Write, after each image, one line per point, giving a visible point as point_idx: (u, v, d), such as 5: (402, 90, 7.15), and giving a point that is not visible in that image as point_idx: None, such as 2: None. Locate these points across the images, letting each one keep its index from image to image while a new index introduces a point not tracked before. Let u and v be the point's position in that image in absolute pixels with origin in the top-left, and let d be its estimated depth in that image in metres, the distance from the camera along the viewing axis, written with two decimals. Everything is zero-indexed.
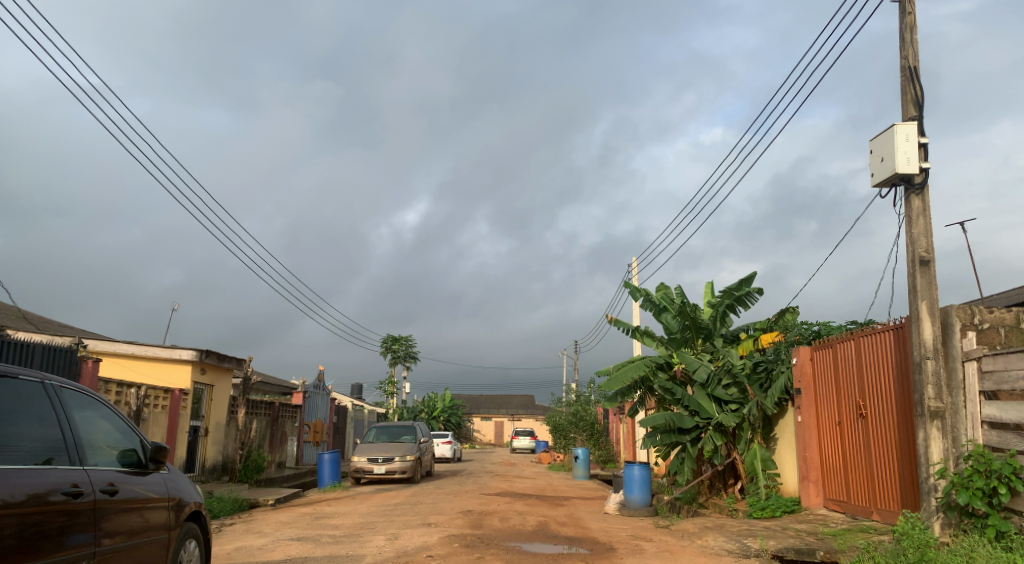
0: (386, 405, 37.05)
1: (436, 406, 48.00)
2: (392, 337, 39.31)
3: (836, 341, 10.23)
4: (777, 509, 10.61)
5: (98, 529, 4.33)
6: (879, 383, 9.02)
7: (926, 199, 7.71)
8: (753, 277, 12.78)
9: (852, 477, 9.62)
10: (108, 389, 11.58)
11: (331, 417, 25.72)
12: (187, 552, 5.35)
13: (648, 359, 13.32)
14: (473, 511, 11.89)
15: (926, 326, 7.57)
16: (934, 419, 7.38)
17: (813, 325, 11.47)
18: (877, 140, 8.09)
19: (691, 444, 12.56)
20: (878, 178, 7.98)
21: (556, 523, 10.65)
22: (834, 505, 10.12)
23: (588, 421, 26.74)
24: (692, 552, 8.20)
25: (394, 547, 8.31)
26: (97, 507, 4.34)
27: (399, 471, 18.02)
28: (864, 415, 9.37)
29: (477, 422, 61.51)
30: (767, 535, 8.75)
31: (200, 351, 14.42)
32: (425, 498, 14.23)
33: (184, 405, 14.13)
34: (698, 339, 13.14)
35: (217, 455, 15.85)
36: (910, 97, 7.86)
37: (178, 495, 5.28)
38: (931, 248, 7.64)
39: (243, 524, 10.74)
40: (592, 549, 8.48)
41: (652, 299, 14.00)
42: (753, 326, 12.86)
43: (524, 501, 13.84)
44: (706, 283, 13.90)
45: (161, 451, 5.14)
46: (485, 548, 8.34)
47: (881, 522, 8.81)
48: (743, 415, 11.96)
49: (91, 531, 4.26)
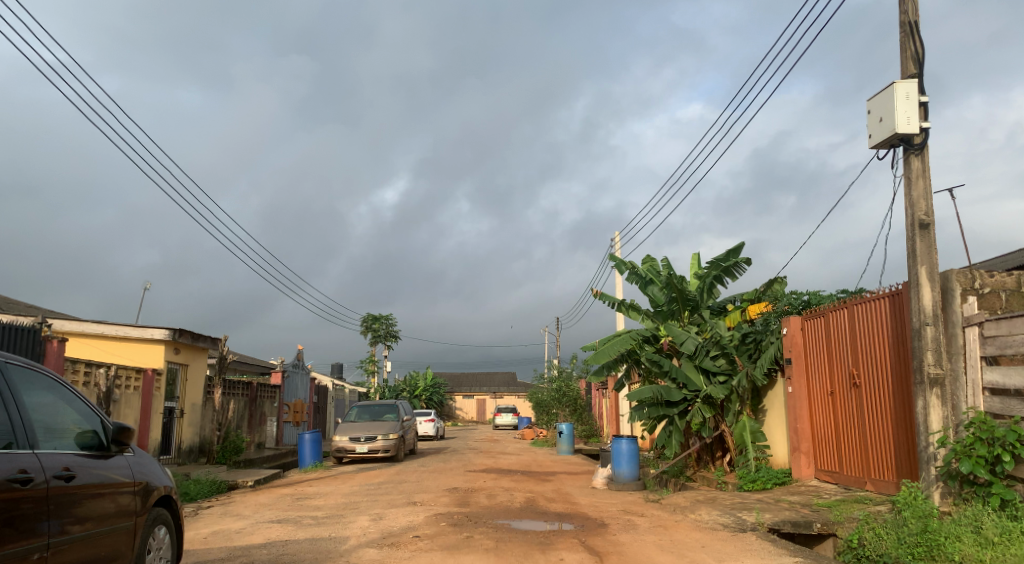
0: (368, 384, 36.70)
1: (418, 385, 47.82)
2: (373, 315, 38.77)
3: (828, 310, 10.02)
4: (769, 480, 10.50)
5: (64, 517, 3.99)
6: (873, 352, 8.85)
7: (926, 159, 7.46)
8: (741, 248, 12.53)
9: (844, 448, 9.50)
10: (75, 369, 11.11)
11: (311, 397, 25.36)
12: (157, 539, 4.94)
13: (635, 333, 13.05)
14: (460, 488, 11.62)
15: (926, 291, 7.32)
16: (934, 387, 7.17)
17: (804, 294, 11.25)
18: (875, 100, 7.81)
19: (679, 417, 12.36)
20: (877, 139, 7.71)
21: (544, 499, 10.42)
22: (825, 476, 10.00)
23: (571, 397, 26.56)
24: (686, 526, 8.00)
25: (379, 528, 7.99)
26: (61, 494, 3.98)
27: (383, 449, 17.73)
28: (858, 384, 9.21)
29: (459, 400, 61.41)
30: (762, 508, 8.57)
31: (173, 330, 13.90)
32: (409, 476, 13.96)
33: (158, 386, 13.66)
34: (685, 311, 12.93)
35: (194, 436, 15.44)
36: (911, 54, 7.56)
37: (146, 478, 4.88)
38: (931, 210, 7.39)
39: (220, 507, 10.38)
40: (583, 525, 8.25)
41: (638, 272, 13.71)
42: (741, 297, 12.66)
43: (510, 477, 13.62)
44: (692, 254, 13.65)
45: (127, 432, 4.70)
46: (474, 526, 8.07)
47: (875, 493, 8.69)
48: (732, 387, 11.79)
49: (58, 519, 3.93)
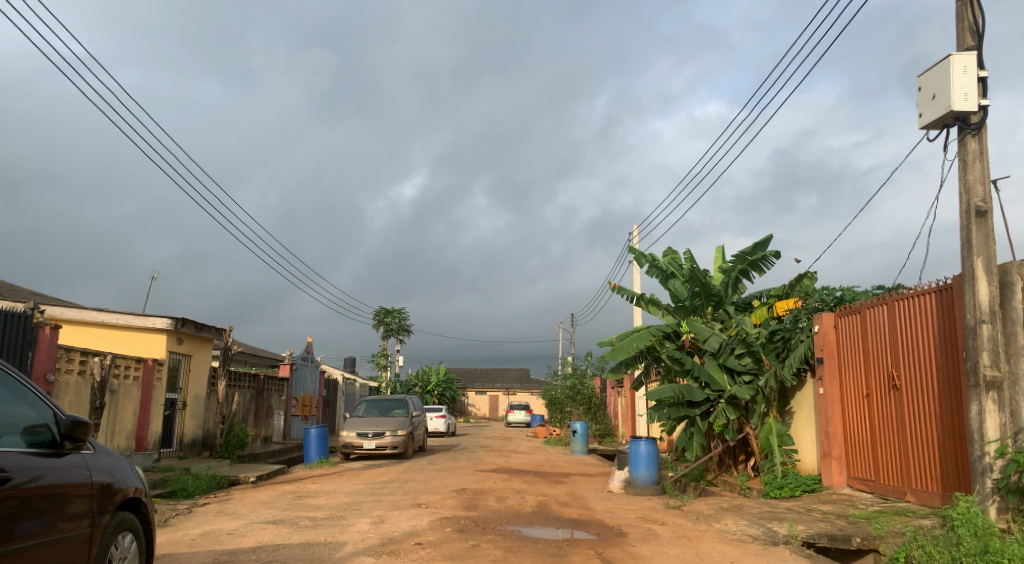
0: (380, 379, 36.27)
1: (430, 380, 47.52)
2: (384, 309, 38.24)
3: (865, 306, 9.34)
4: (797, 487, 9.87)
5: (55, 514, 3.77)
6: (915, 352, 8.17)
7: (984, 140, 6.74)
8: (769, 240, 11.83)
9: (881, 454, 8.84)
10: (70, 358, 10.69)
11: (321, 391, 24.95)
12: (121, 548, 4.39)
13: (655, 329, 12.40)
14: (468, 490, 11.04)
15: (983, 286, 6.62)
16: (991, 390, 6.50)
17: (837, 291, 10.49)
18: (926, 76, 7.11)
19: (701, 418, 11.76)
20: (928, 119, 7.03)
21: (557, 504, 9.80)
22: (859, 484, 9.34)
23: (586, 395, 25.87)
24: (711, 538, 7.38)
25: (380, 533, 7.43)
26: (34, 494, 3.63)
27: (390, 446, 17.20)
28: (897, 387, 8.53)
29: (472, 397, 61.01)
30: (794, 518, 7.92)
31: (175, 319, 13.43)
32: (417, 475, 13.39)
33: (159, 377, 13.21)
34: (708, 307, 12.26)
35: (197, 429, 15.02)
36: (968, 25, 6.85)
37: (108, 477, 4.29)
38: (988, 196, 6.68)
39: (216, 505, 9.88)
40: (600, 534, 7.64)
41: (659, 264, 13.06)
42: (768, 293, 11.99)
43: (521, 478, 13.05)
44: (717, 247, 12.95)
45: (83, 427, 4.05)
46: (481, 534, 7.48)
47: (916, 504, 8.05)
48: (758, 387, 11.12)
49: (46, 517, 3.70)
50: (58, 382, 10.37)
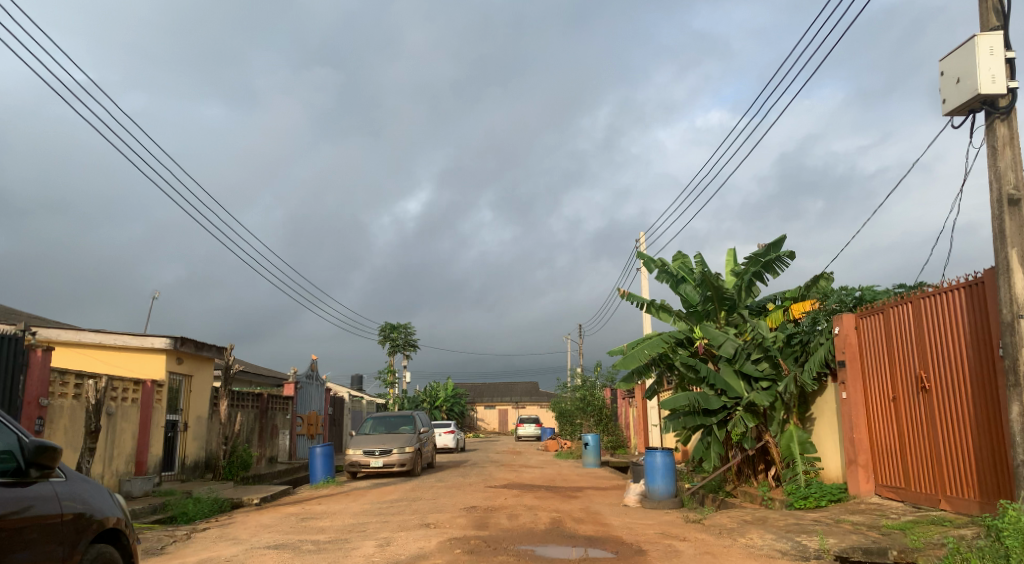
0: (387, 395, 35.86)
1: (438, 395, 47.07)
2: (390, 324, 37.92)
3: (888, 305, 8.94)
4: (822, 497, 9.43)
5: (24, 547, 3.44)
6: (945, 351, 7.76)
7: (1014, 125, 6.37)
8: (782, 241, 11.46)
9: (911, 460, 8.40)
10: (65, 381, 10.37)
11: (327, 409, 24.60)
12: None
13: (667, 335, 12.03)
14: (478, 507, 10.64)
15: (1019, 278, 6.22)
16: None
17: (855, 290, 10.12)
18: (949, 59, 6.77)
19: (718, 427, 11.34)
20: (953, 105, 6.68)
21: (572, 520, 9.38)
22: (888, 493, 8.89)
23: (596, 406, 25.38)
24: (737, 554, 6.95)
25: (385, 557, 7.04)
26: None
27: (398, 463, 16.78)
28: (927, 388, 8.11)
29: (480, 411, 60.48)
30: (824, 531, 7.48)
31: (174, 338, 13.10)
32: (425, 493, 12.96)
33: (159, 399, 12.88)
34: (721, 311, 11.86)
35: (199, 451, 14.65)
36: (992, 3, 6.50)
37: (82, 506, 3.92)
38: (1021, 183, 6.30)
39: (217, 529, 9.50)
40: (618, 551, 7.23)
41: (669, 269, 12.71)
42: (782, 296, 11.61)
43: (533, 493, 12.63)
44: (728, 250, 12.59)
45: (51, 453, 3.65)
46: (493, 554, 7.08)
47: (951, 512, 7.61)
48: (777, 393, 10.69)
49: (18, 552, 3.39)
50: (52, 405, 10.04)
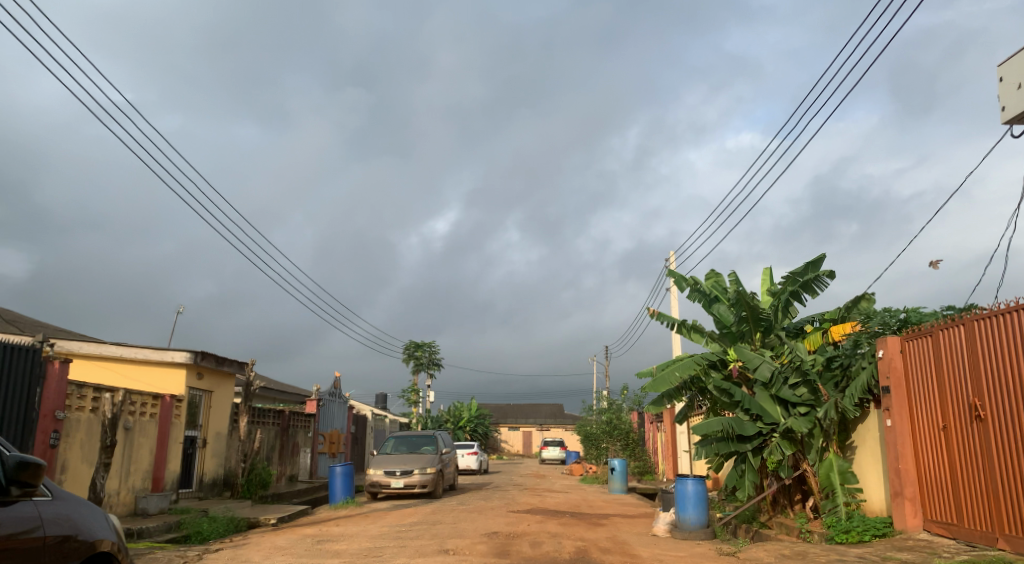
0: (410, 414, 35.51)
1: (461, 416, 46.58)
2: (414, 343, 37.69)
3: (938, 328, 8.39)
4: (865, 532, 8.85)
5: None
6: (1002, 378, 7.21)
7: None
8: (821, 260, 10.97)
9: (964, 494, 7.81)
10: (82, 395, 10.23)
11: (349, 427, 24.34)
12: None
13: (699, 357, 11.57)
14: (500, 533, 10.21)
15: None
16: None
17: (900, 312, 9.58)
18: (1008, 65, 6.34)
19: (753, 454, 10.80)
20: (1012, 113, 6.26)
21: (598, 550, 8.91)
22: (939, 529, 8.28)
23: (623, 430, 24.72)
24: None
25: None
26: None
27: (419, 485, 16.39)
28: (981, 417, 7.54)
29: (505, 432, 59.80)
30: None
31: (195, 353, 12.94)
32: (446, 516, 12.56)
33: (178, 415, 12.70)
34: (756, 333, 11.37)
35: (218, 468, 14.44)
36: None
37: (69, 528, 3.62)
38: None
39: (230, 551, 9.19)
40: None
41: (701, 288, 12.27)
42: (821, 318, 11.12)
43: (558, 519, 12.15)
44: (764, 269, 12.12)
45: (33, 470, 3.38)
46: None
47: (1010, 553, 7.02)
48: (815, 420, 10.15)
49: None
50: (68, 419, 9.87)
